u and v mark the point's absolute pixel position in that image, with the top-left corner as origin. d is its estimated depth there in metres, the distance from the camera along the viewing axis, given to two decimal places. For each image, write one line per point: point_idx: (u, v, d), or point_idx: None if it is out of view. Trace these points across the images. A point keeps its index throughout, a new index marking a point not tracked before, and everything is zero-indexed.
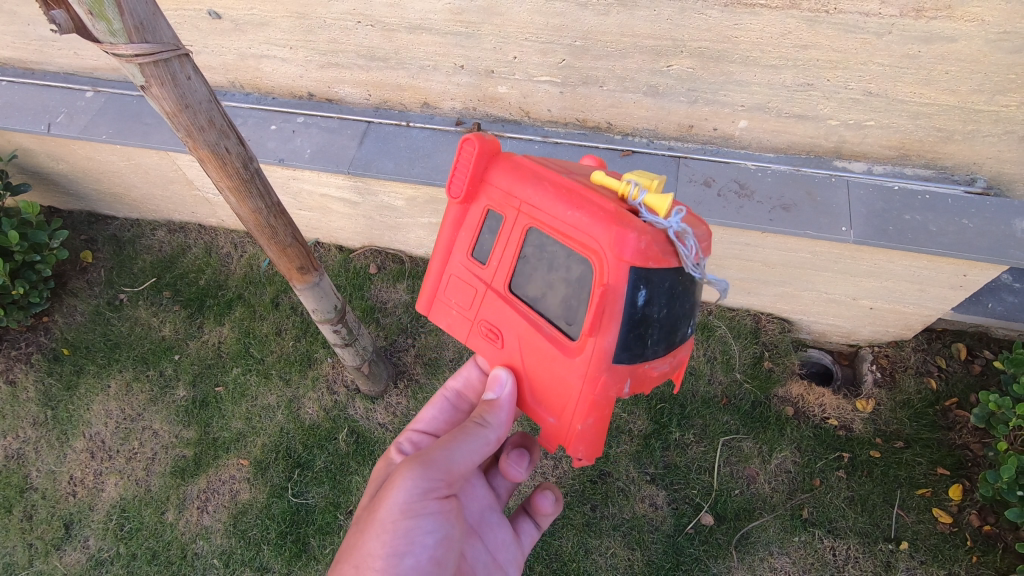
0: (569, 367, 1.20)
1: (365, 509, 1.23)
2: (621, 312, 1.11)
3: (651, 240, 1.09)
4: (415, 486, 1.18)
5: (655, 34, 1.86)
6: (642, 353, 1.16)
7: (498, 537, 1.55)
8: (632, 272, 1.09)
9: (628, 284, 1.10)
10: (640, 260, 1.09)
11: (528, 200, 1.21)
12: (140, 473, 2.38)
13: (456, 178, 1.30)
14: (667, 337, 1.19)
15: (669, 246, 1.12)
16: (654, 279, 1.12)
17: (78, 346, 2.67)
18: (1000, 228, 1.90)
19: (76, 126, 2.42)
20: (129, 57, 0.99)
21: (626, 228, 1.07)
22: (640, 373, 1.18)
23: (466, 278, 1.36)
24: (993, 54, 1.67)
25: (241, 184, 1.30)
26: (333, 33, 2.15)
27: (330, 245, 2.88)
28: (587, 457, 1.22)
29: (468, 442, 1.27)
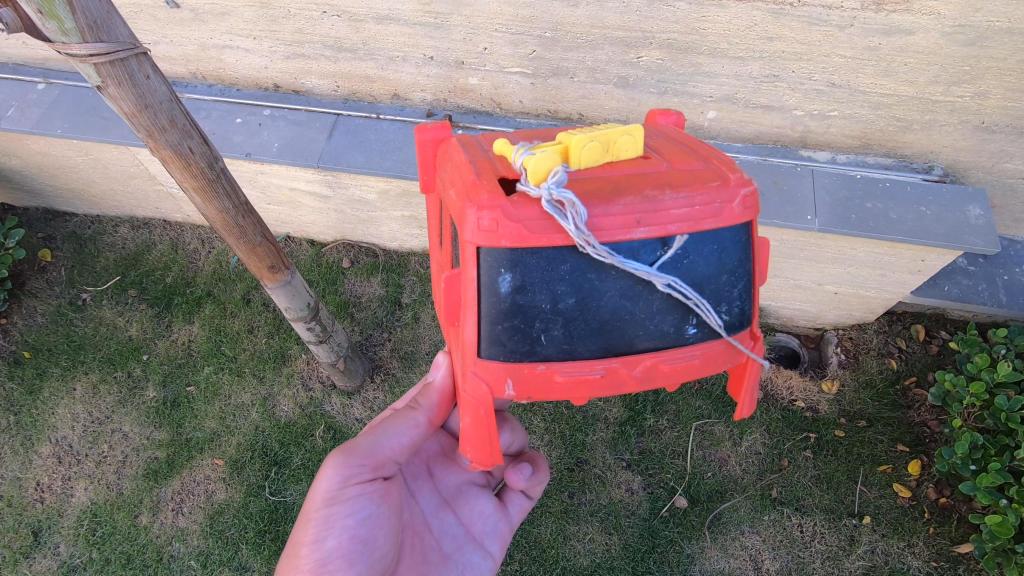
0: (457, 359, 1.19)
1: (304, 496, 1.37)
2: (484, 300, 1.07)
3: (500, 216, 1.01)
4: (337, 474, 1.27)
5: (624, 26, 1.87)
6: (531, 350, 1.08)
7: (476, 507, 1.63)
8: (484, 255, 1.04)
9: (483, 268, 1.05)
10: (489, 241, 1.03)
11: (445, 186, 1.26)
12: (111, 477, 2.33)
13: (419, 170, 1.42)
14: (580, 335, 1.08)
15: (541, 224, 1.02)
16: (523, 262, 1.03)
17: (40, 348, 2.58)
18: (955, 215, 1.98)
19: (28, 121, 2.32)
20: (83, 57, 0.95)
21: (468, 206, 1.03)
22: (529, 375, 1.09)
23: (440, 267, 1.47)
24: (949, 46, 1.73)
25: (207, 184, 1.27)
26: (299, 23, 2.10)
27: (301, 239, 2.83)
28: (472, 457, 1.19)
29: (396, 428, 1.37)
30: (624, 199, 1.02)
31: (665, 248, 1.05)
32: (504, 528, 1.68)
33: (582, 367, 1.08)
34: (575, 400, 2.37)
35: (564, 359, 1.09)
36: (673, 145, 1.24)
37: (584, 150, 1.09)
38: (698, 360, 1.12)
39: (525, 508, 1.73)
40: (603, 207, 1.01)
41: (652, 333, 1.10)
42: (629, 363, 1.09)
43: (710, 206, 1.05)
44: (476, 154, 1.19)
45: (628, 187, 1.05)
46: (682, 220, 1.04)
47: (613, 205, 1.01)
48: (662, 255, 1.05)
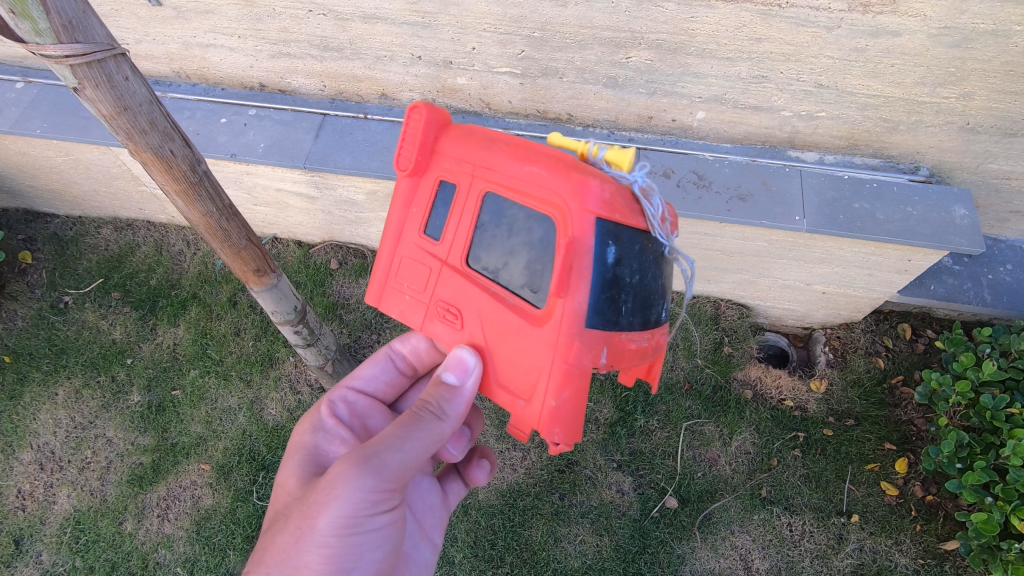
0: (538, 337, 1.14)
1: (293, 506, 1.12)
2: (594, 269, 1.10)
3: (616, 193, 1.12)
4: (364, 492, 1.08)
5: (613, 26, 1.85)
6: (616, 321, 1.13)
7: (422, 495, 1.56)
8: (600, 225, 1.09)
9: (597, 237, 1.09)
10: (607, 212, 1.10)
11: (483, 164, 1.18)
12: (95, 483, 2.29)
13: (403, 145, 1.24)
14: (641, 309, 1.17)
15: (631, 206, 1.14)
16: (621, 236, 1.12)
17: (21, 353, 2.53)
18: (941, 216, 1.99)
19: (7, 121, 2.28)
20: (58, 58, 0.93)
21: (592, 178, 1.10)
22: (615, 345, 1.14)
23: (420, 258, 1.27)
24: (935, 48, 1.74)
25: (189, 187, 1.25)
26: (284, 22, 2.07)
27: (288, 240, 2.80)
28: (564, 436, 1.16)
29: (422, 437, 1.19)
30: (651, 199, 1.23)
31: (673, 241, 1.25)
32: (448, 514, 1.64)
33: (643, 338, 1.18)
34: None
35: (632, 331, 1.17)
36: None
37: None
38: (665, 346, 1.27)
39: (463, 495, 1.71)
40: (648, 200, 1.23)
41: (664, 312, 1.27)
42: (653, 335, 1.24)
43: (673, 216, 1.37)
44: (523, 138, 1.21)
45: None
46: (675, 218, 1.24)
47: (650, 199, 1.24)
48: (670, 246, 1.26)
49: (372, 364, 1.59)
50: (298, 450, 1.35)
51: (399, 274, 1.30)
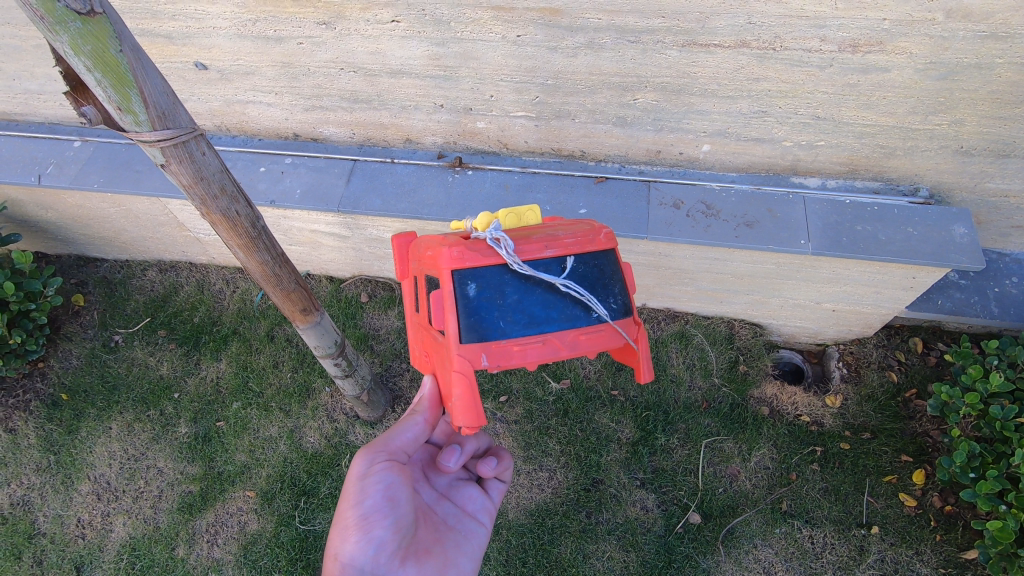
0: (446, 358, 1.39)
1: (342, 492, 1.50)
2: (461, 306, 1.32)
3: (462, 248, 1.33)
4: (362, 460, 1.46)
5: (620, 72, 2.00)
6: (490, 330, 1.32)
7: (462, 496, 1.72)
8: (455, 273, 1.33)
9: (455, 282, 1.33)
10: (457, 264, 1.33)
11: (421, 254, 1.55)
12: (148, 512, 2.43)
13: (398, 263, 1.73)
14: (527, 319, 1.34)
15: (488, 250, 1.35)
16: (482, 276, 1.34)
17: (77, 390, 2.71)
18: (942, 235, 2.09)
19: (66, 177, 2.49)
20: (151, 143, 1.10)
21: (442, 246, 1.36)
22: (496, 348, 1.31)
23: (416, 327, 1.69)
24: (923, 81, 1.86)
25: (250, 240, 1.41)
26: (317, 79, 2.25)
27: (321, 276, 2.98)
28: (466, 419, 1.30)
29: (404, 425, 1.57)
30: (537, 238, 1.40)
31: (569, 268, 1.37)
32: (491, 506, 1.78)
33: (531, 341, 1.32)
34: (588, 422, 2.47)
35: (522, 336, 1.32)
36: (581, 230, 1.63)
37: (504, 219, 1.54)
38: (604, 330, 1.36)
39: (503, 491, 1.83)
40: (524, 240, 1.37)
41: (575, 315, 1.35)
42: (561, 336, 1.33)
43: (592, 234, 1.42)
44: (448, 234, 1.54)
45: (535, 233, 1.47)
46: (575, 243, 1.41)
47: (529, 239, 1.37)
48: (565, 271, 1.36)
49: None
50: None
51: (415, 336, 1.71)
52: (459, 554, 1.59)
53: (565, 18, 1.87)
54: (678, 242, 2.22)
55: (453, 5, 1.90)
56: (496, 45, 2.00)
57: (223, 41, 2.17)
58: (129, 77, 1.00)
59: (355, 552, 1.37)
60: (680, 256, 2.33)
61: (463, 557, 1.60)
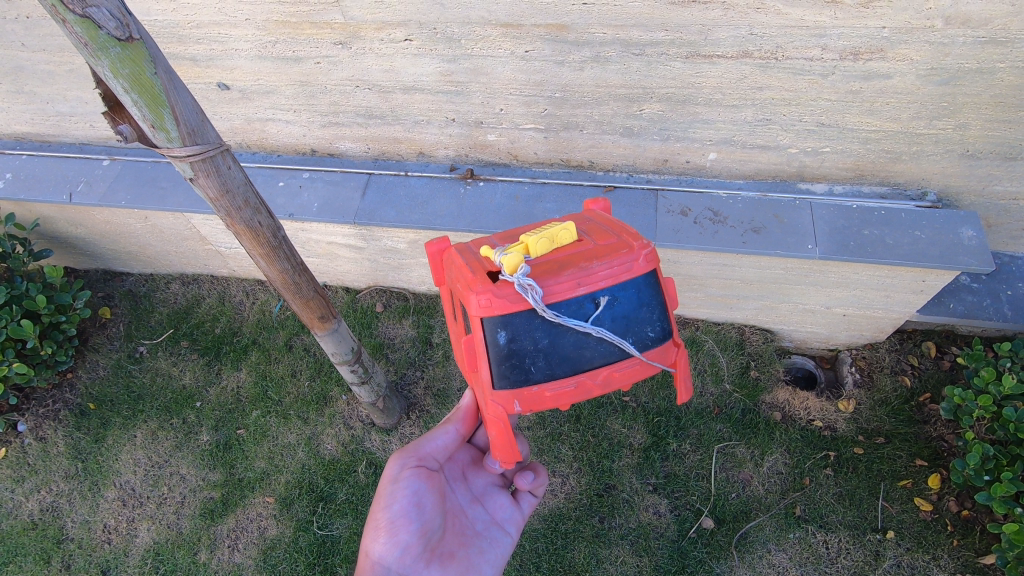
0: (480, 393, 1.47)
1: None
2: (490, 353, 1.36)
3: (491, 296, 1.31)
4: (395, 463, 1.60)
5: (626, 84, 2.06)
6: (525, 376, 1.36)
7: (492, 503, 1.74)
8: (486, 322, 1.34)
9: (487, 331, 1.35)
10: (486, 312, 1.33)
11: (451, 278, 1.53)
12: (171, 517, 2.50)
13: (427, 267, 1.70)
14: (558, 362, 1.36)
15: (515, 295, 1.31)
16: (513, 324, 1.34)
17: (103, 400, 2.80)
18: (950, 238, 2.10)
19: (96, 194, 2.61)
20: (182, 158, 1.18)
21: (469, 293, 1.33)
22: (528, 395, 1.36)
23: (458, 341, 1.75)
24: (925, 87, 1.89)
25: (272, 250, 1.48)
26: (334, 96, 2.34)
27: (337, 287, 3.06)
28: (502, 459, 1.44)
29: (434, 433, 1.70)
30: (566, 270, 1.32)
31: (598, 303, 1.34)
32: (521, 516, 1.79)
33: (563, 385, 1.36)
34: (601, 428, 2.50)
35: (551, 380, 1.36)
36: (609, 224, 1.53)
37: (536, 245, 1.38)
38: (640, 365, 1.38)
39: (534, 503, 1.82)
40: (553, 278, 1.31)
41: (609, 352, 1.37)
42: (593, 375, 1.36)
43: (625, 263, 1.34)
44: (469, 256, 1.47)
45: (569, 261, 1.35)
46: (606, 277, 1.33)
47: (559, 276, 1.31)
48: (597, 309, 1.33)
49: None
50: None
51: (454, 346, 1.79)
52: (482, 561, 1.64)
53: (572, 33, 1.94)
54: (686, 248, 2.25)
55: (464, 23, 1.98)
56: (504, 60, 2.07)
57: (244, 62, 2.27)
58: (163, 97, 1.08)
59: (383, 552, 1.46)
60: (689, 263, 2.37)
61: (486, 564, 1.64)
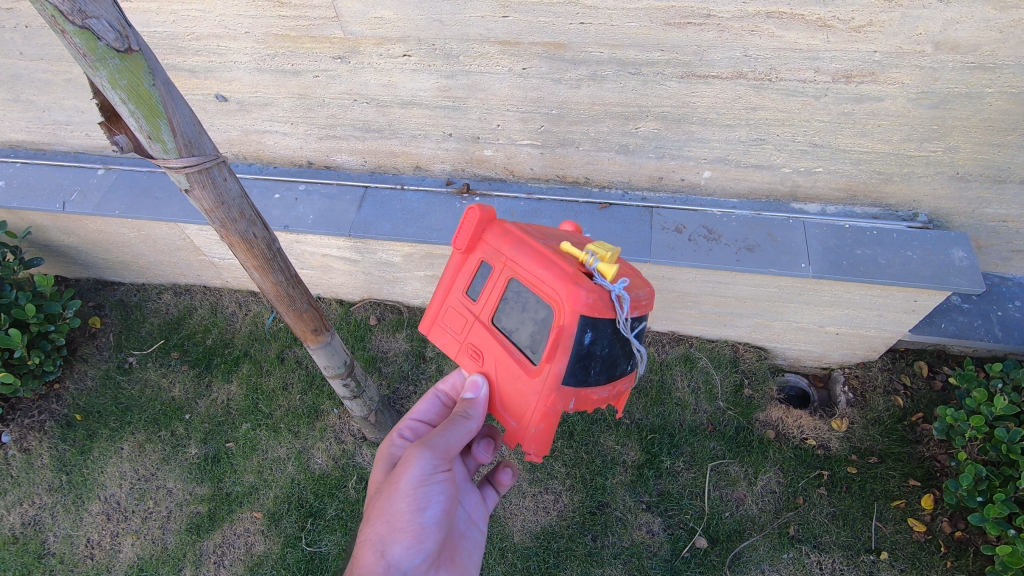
0: (527, 385, 1.40)
1: (388, 481, 1.39)
2: (574, 351, 1.34)
3: (601, 300, 1.32)
4: (424, 462, 1.37)
5: (622, 102, 2.08)
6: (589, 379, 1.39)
7: (470, 501, 1.71)
8: (582, 322, 1.32)
9: (581, 331, 1.33)
10: (587, 313, 1.31)
11: (513, 258, 1.41)
12: (157, 532, 2.45)
13: (458, 231, 1.48)
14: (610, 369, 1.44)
15: (611, 302, 1.34)
16: (602, 328, 1.35)
17: (90, 411, 2.76)
18: (941, 259, 2.12)
19: (89, 203, 2.59)
20: (177, 169, 1.17)
21: (579, 290, 1.30)
22: (588, 397, 1.40)
23: (458, 313, 1.54)
24: (916, 110, 1.92)
25: (266, 262, 1.47)
26: (331, 110, 2.35)
27: (331, 299, 3.04)
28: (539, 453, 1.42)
29: (457, 429, 1.45)
30: (642, 291, 1.42)
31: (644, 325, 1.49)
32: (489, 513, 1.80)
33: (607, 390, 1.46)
34: (594, 444, 2.49)
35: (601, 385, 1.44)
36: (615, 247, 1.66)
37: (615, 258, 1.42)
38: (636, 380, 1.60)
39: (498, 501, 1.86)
40: (638, 294, 1.40)
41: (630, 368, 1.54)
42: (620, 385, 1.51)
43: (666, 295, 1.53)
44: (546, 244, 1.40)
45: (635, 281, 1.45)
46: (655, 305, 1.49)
47: (640, 294, 1.40)
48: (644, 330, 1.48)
49: (427, 399, 1.70)
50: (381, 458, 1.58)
51: (445, 318, 1.56)
52: (469, 561, 1.62)
53: (569, 51, 1.96)
54: (681, 266, 2.26)
55: (462, 40, 2.00)
56: (502, 77, 2.09)
57: (243, 74, 2.28)
58: (160, 109, 1.08)
59: (401, 557, 1.31)
60: (683, 280, 2.37)
61: (470, 564, 1.63)
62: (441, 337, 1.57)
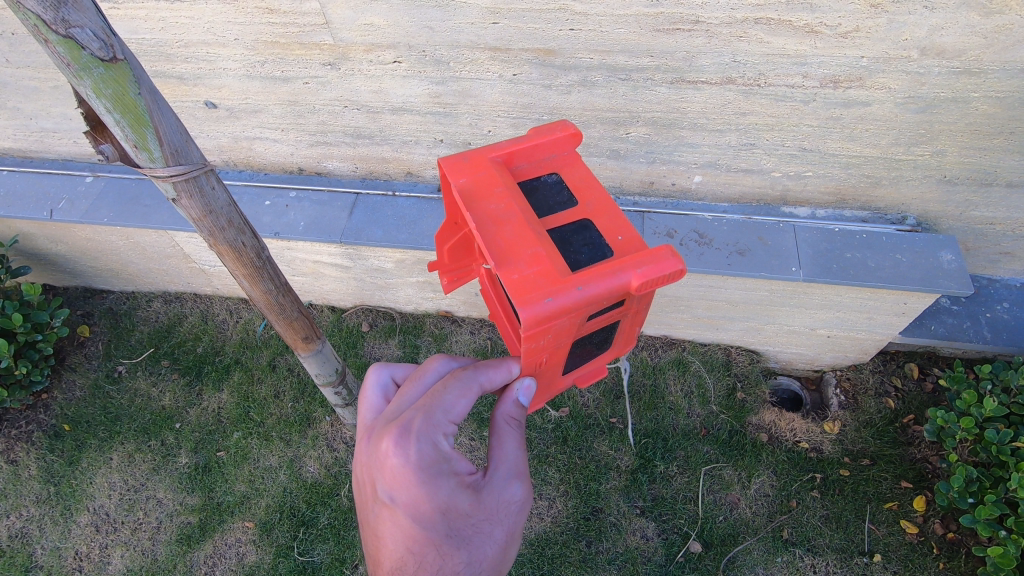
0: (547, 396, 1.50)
1: (490, 523, 1.20)
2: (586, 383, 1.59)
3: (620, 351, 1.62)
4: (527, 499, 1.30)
5: (613, 108, 2.09)
6: None
7: None
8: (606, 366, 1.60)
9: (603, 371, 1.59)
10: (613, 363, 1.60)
11: (637, 313, 1.38)
12: (147, 543, 2.42)
13: (649, 282, 1.16)
14: None
15: None
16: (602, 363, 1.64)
17: (79, 421, 2.73)
18: (930, 262, 2.14)
19: (77, 211, 2.57)
20: (164, 178, 1.17)
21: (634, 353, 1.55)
22: None
23: (564, 330, 1.21)
24: (903, 114, 1.94)
25: (255, 270, 1.46)
26: (322, 116, 2.35)
27: (323, 306, 3.03)
28: None
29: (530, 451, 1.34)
30: None
31: None
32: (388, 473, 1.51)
33: None
34: (587, 449, 2.48)
35: None
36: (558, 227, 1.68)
37: None
38: None
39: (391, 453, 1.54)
40: None
41: None
42: None
43: None
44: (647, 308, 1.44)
45: None
46: None
47: None
48: None
49: (467, 397, 1.21)
50: (436, 480, 1.15)
51: (553, 330, 1.18)
52: None
53: (559, 57, 1.97)
54: None
55: (452, 46, 2.00)
56: (493, 83, 2.09)
57: (233, 81, 2.27)
58: (146, 117, 1.07)
59: None
60: (675, 284, 2.38)
61: None
62: (530, 344, 1.17)
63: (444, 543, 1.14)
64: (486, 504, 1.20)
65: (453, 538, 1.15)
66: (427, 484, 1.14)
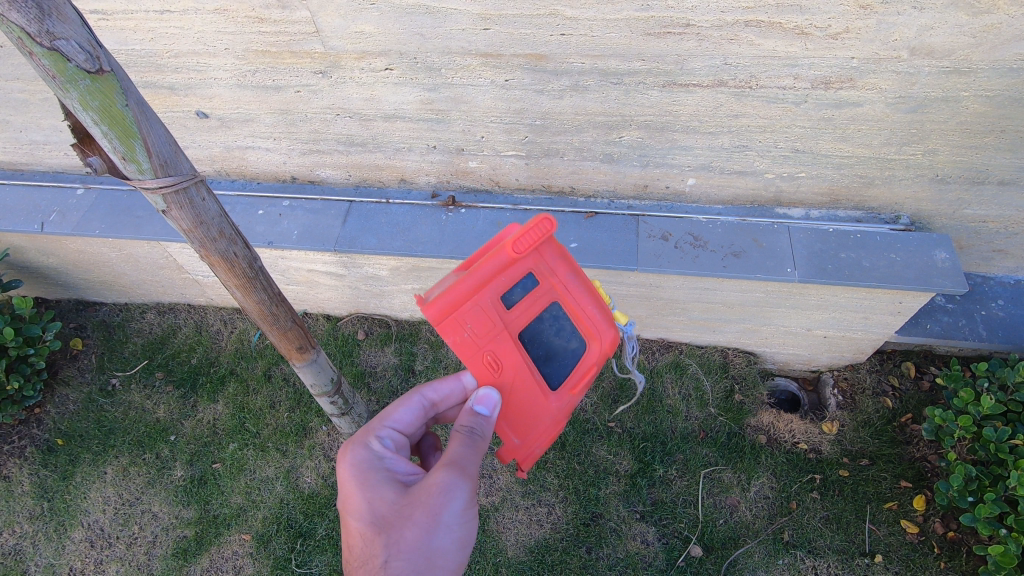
0: (543, 404, 1.49)
1: (411, 508, 1.23)
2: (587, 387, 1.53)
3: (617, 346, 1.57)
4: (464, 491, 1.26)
5: (605, 112, 2.09)
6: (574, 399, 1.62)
7: None
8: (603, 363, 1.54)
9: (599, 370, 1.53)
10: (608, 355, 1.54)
11: (568, 288, 1.46)
12: (142, 558, 2.39)
13: (523, 239, 1.31)
14: None
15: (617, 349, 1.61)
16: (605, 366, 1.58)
17: (72, 436, 2.70)
18: (925, 261, 2.14)
19: (69, 224, 2.55)
20: (153, 189, 1.15)
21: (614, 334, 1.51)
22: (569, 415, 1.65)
23: (486, 316, 1.39)
24: (894, 114, 1.94)
25: (247, 281, 1.45)
26: (314, 124, 2.34)
27: (318, 314, 3.01)
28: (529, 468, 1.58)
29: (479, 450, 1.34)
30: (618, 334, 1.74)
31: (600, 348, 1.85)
32: None
33: None
34: (586, 454, 2.47)
35: None
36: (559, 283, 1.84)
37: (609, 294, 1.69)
38: None
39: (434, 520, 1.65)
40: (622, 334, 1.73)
41: None
42: None
43: None
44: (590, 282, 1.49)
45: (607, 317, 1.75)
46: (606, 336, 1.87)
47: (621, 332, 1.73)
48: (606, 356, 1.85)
49: (407, 406, 1.49)
50: (367, 469, 1.33)
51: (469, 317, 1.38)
52: None
53: (551, 62, 1.96)
54: (668, 273, 2.26)
55: (443, 53, 1.99)
56: (485, 89, 2.09)
57: (224, 91, 2.26)
58: (134, 129, 1.06)
59: None
60: (671, 287, 2.37)
61: None
62: (456, 334, 1.38)
63: (368, 527, 1.24)
64: (409, 493, 1.26)
65: (376, 524, 1.23)
66: (360, 475, 1.33)
